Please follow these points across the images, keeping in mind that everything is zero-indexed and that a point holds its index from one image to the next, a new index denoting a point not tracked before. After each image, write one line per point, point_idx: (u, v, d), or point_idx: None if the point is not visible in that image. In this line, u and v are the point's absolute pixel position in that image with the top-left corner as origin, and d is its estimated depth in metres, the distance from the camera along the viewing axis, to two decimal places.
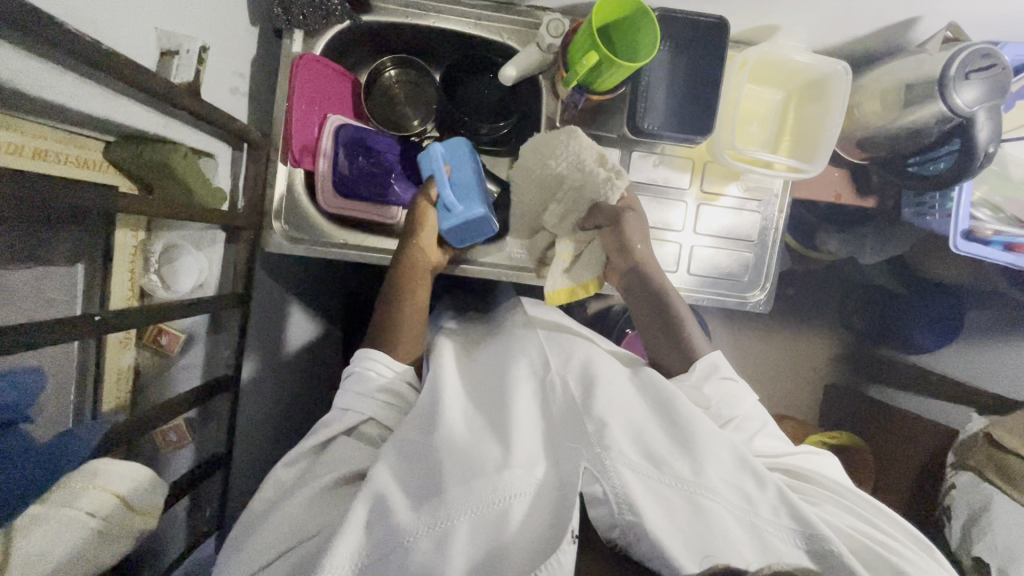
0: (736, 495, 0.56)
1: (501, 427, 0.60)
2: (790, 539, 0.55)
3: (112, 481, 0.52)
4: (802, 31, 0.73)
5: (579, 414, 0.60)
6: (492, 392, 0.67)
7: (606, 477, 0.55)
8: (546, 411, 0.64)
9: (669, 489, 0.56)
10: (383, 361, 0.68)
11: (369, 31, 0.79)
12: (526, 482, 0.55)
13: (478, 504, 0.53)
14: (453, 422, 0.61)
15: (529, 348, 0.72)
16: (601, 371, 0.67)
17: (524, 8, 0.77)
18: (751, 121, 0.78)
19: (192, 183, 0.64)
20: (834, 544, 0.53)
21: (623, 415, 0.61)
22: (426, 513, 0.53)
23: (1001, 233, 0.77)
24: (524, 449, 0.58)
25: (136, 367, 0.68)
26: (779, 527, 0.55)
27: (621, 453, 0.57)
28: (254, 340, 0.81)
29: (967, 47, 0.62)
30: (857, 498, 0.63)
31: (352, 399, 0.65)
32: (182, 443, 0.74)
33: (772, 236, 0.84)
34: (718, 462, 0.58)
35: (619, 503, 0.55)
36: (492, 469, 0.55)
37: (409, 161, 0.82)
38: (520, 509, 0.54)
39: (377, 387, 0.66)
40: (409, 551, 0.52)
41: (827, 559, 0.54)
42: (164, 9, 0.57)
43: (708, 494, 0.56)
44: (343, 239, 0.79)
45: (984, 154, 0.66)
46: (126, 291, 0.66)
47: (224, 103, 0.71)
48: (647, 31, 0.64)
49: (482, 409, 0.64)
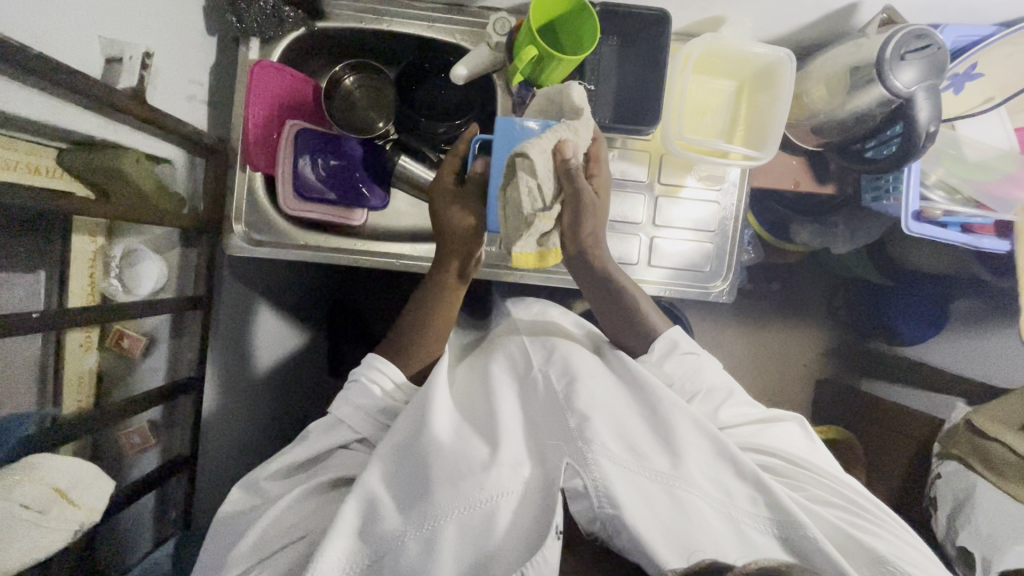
0: (715, 488, 0.58)
1: (489, 429, 0.61)
2: (769, 532, 0.56)
3: (50, 475, 0.53)
4: (748, 21, 0.74)
5: (561, 408, 0.61)
6: (478, 393, 0.68)
7: (587, 470, 0.55)
8: (531, 411, 0.64)
9: (648, 481, 0.57)
10: (387, 376, 0.67)
11: (325, 38, 0.81)
12: (514, 481, 0.56)
13: (463, 503, 0.54)
14: (441, 421, 0.61)
15: (513, 347, 0.73)
16: (583, 368, 0.67)
17: (475, 9, 0.79)
18: (703, 112, 0.78)
19: (146, 187, 0.66)
20: (809, 530, 0.55)
21: (606, 411, 0.61)
22: (414, 515, 0.54)
23: (952, 211, 0.76)
24: (512, 448, 0.59)
25: (99, 370, 0.69)
26: (757, 518, 0.57)
27: (603, 445, 0.57)
28: (236, 343, 0.85)
29: (900, 29, 0.62)
30: (836, 487, 0.65)
31: (350, 413, 0.65)
32: (147, 446, 0.75)
33: (732, 226, 0.84)
34: (698, 456, 0.59)
35: (599, 496, 0.55)
36: (478, 467, 0.56)
37: (374, 164, 0.84)
38: (506, 507, 0.55)
39: (376, 408, 0.65)
40: (401, 552, 0.53)
41: (806, 551, 0.55)
42: (107, 18, 0.59)
43: (687, 487, 0.57)
44: (303, 241, 0.80)
45: (926, 134, 0.66)
46: (86, 293, 0.67)
47: (181, 110, 0.73)
48: (587, 26, 0.65)
49: (468, 413, 0.65)
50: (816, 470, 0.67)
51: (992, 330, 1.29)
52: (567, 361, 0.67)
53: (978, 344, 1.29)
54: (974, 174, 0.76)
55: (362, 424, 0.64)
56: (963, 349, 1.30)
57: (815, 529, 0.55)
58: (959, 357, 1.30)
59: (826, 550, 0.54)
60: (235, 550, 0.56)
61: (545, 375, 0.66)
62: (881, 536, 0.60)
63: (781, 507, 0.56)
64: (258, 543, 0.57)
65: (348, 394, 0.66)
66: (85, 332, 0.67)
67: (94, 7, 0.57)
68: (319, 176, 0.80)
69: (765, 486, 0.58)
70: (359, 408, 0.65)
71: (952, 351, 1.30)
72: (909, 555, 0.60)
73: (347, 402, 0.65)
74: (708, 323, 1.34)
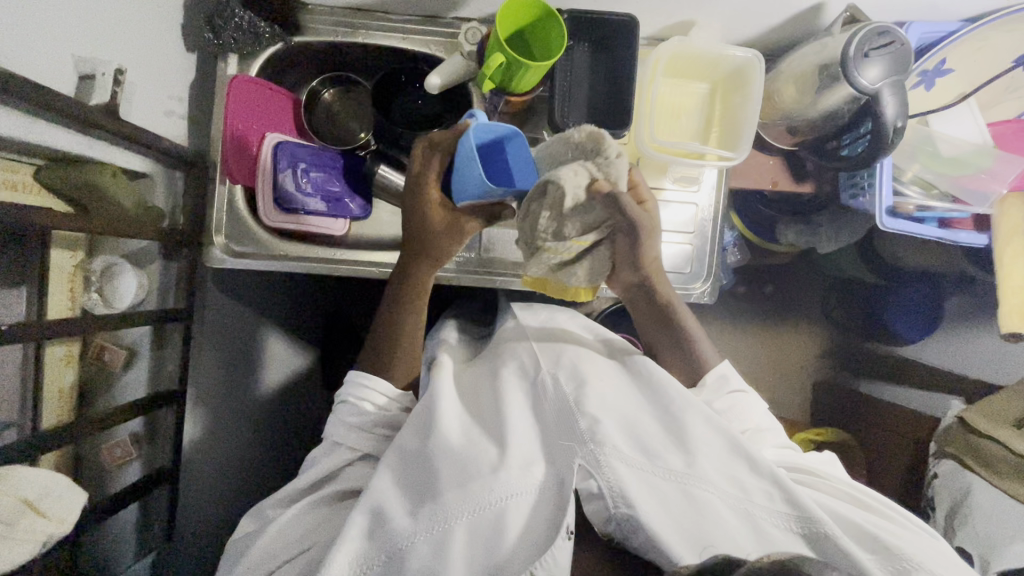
0: (731, 485, 0.56)
1: (496, 428, 0.61)
2: (785, 527, 0.55)
3: (19, 488, 0.54)
4: (716, 23, 0.75)
5: (570, 411, 0.60)
6: (486, 398, 0.66)
7: (599, 472, 0.55)
8: (542, 413, 0.63)
9: (661, 480, 0.56)
10: (376, 391, 0.67)
11: (303, 53, 0.82)
12: (525, 482, 0.55)
13: (472, 505, 0.54)
14: (449, 425, 0.60)
15: (521, 350, 0.71)
16: (593, 372, 0.66)
17: (448, 20, 0.80)
18: (678, 115, 0.79)
19: (124, 202, 0.67)
20: (828, 527, 0.53)
21: (616, 412, 0.61)
22: (424, 516, 0.54)
23: (925, 206, 0.77)
24: (521, 449, 0.58)
25: (79, 384, 0.69)
26: (773, 513, 0.55)
27: (613, 448, 0.57)
28: (232, 353, 0.87)
29: (862, 27, 0.63)
30: (861, 491, 0.62)
31: (346, 433, 0.65)
32: (129, 458, 0.76)
33: (711, 227, 0.84)
34: (712, 453, 0.58)
35: (613, 496, 0.55)
36: (487, 470, 0.55)
37: (353, 173, 0.85)
38: (517, 509, 0.54)
39: (372, 423, 0.65)
40: (411, 553, 0.53)
41: (824, 546, 0.53)
42: (81, 36, 0.60)
43: (702, 485, 0.56)
44: (284, 252, 0.81)
45: (894, 130, 0.66)
46: (64, 304, 0.66)
47: (160, 126, 0.74)
48: (554, 32, 0.66)
49: (478, 416, 0.64)
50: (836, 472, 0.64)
51: (987, 326, 1.28)
52: (575, 366, 0.66)
53: (971, 341, 1.28)
54: (949, 168, 0.76)
55: (361, 442, 0.64)
56: (957, 346, 1.29)
57: (835, 525, 0.53)
58: (953, 354, 1.29)
59: (844, 546, 0.52)
60: (241, 561, 0.58)
61: (554, 380, 0.64)
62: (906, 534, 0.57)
63: (798, 503, 0.55)
64: (265, 554, 0.58)
65: (340, 416, 0.66)
66: (65, 346, 0.67)
67: (68, 27, 0.58)
68: (300, 187, 0.79)
69: (782, 483, 0.56)
70: (352, 425, 0.65)
71: (947, 349, 1.29)
72: (937, 557, 0.56)
73: (340, 424, 0.65)
74: (700, 327, 1.33)
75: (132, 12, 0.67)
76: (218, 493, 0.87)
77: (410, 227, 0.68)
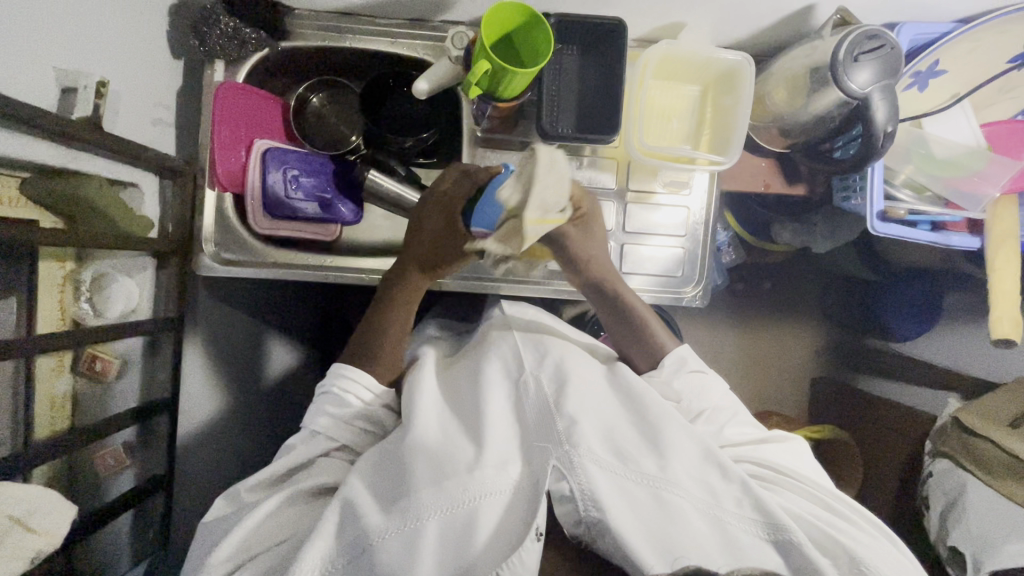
0: (702, 490, 0.58)
1: (474, 426, 0.61)
2: (750, 534, 0.56)
3: (7, 503, 0.55)
4: (707, 24, 0.74)
5: (549, 412, 0.61)
6: (464, 395, 0.66)
7: (573, 473, 0.55)
8: (522, 413, 0.62)
9: (634, 484, 0.57)
10: (361, 384, 0.66)
11: (291, 58, 0.82)
12: (499, 481, 0.56)
13: (445, 502, 0.54)
14: (426, 425, 0.61)
15: (504, 346, 0.70)
16: (575, 371, 0.65)
17: (436, 24, 0.80)
18: (669, 117, 0.78)
19: (112, 214, 0.68)
20: (794, 534, 0.55)
21: (594, 414, 0.61)
22: (396, 515, 0.54)
23: (917, 211, 0.75)
24: (498, 448, 0.58)
25: (72, 393, 0.70)
26: (742, 520, 0.57)
27: (588, 449, 0.57)
28: (222, 358, 0.87)
29: (853, 31, 0.62)
30: (829, 497, 0.63)
31: (328, 423, 0.64)
32: (122, 466, 0.76)
33: (702, 230, 0.84)
34: (686, 458, 0.59)
35: (584, 499, 0.55)
36: (463, 468, 0.56)
37: (342, 177, 0.84)
38: (489, 509, 0.55)
39: (355, 416, 0.66)
40: (380, 551, 0.53)
41: (788, 550, 0.55)
42: (63, 47, 0.59)
43: (673, 489, 0.56)
44: (272, 259, 0.80)
45: (884, 134, 0.65)
46: (57, 319, 0.66)
47: (147, 135, 0.74)
48: (541, 38, 0.66)
49: (457, 414, 0.64)
50: (806, 479, 0.65)
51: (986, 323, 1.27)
52: (560, 365, 0.66)
53: (969, 338, 1.27)
54: (941, 170, 0.76)
55: (341, 432, 0.64)
56: (957, 344, 1.28)
57: (801, 534, 0.55)
58: (952, 352, 1.28)
59: (806, 552, 0.55)
60: (215, 551, 0.56)
61: (535, 380, 0.64)
62: (865, 540, 0.59)
63: (766, 511, 0.56)
64: (241, 545, 0.57)
65: (322, 405, 0.66)
66: (55, 356, 0.68)
67: (49, 40, 0.57)
68: (289, 193, 0.80)
69: (751, 489, 0.57)
70: (337, 418, 0.65)
71: (946, 347, 1.28)
72: (892, 565, 0.58)
73: (323, 413, 0.65)
74: (699, 326, 1.32)
75: (116, 22, 0.66)
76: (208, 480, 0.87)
77: (423, 237, 0.70)
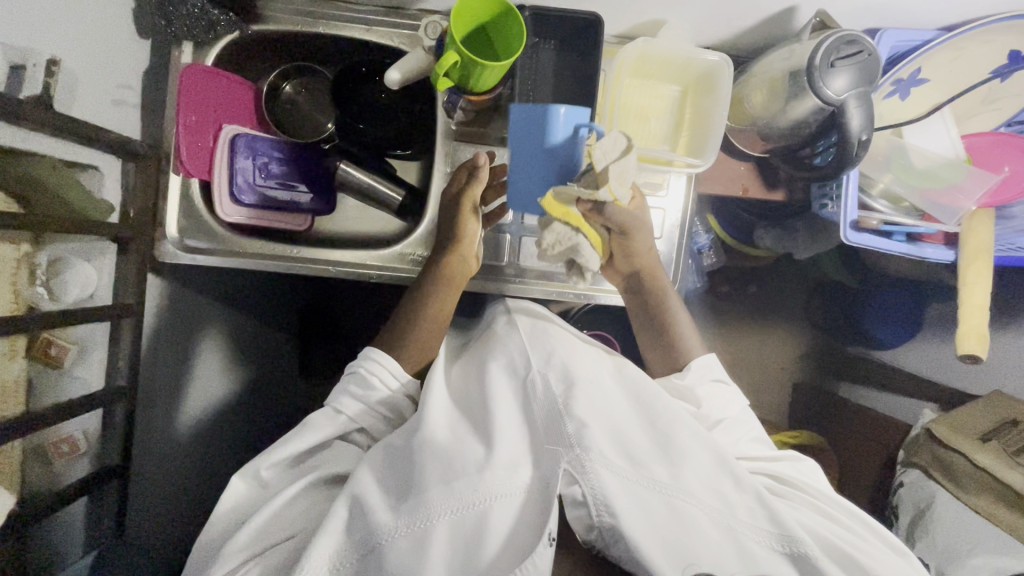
0: (714, 499, 0.57)
1: (481, 424, 0.60)
2: (764, 545, 0.56)
3: None
4: (687, 23, 0.73)
5: (557, 413, 0.59)
6: (472, 393, 0.64)
7: (585, 477, 0.54)
8: (530, 413, 0.60)
9: (646, 490, 0.55)
10: (386, 370, 0.67)
11: (262, 42, 0.80)
12: (509, 483, 0.55)
13: (457, 504, 0.53)
14: (435, 423, 0.60)
15: (510, 344, 0.67)
16: (585, 371, 0.63)
17: (411, 12, 0.77)
18: (646, 117, 0.76)
19: (68, 195, 0.65)
20: (809, 547, 0.55)
21: (605, 417, 0.59)
22: (404, 513, 0.54)
23: (892, 221, 0.75)
24: (510, 448, 0.57)
25: (27, 378, 0.66)
26: (756, 530, 0.56)
27: (601, 454, 0.55)
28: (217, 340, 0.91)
29: (832, 34, 0.61)
30: (836, 506, 0.64)
31: (349, 403, 0.65)
32: (77, 454, 0.74)
33: (678, 233, 0.82)
34: (699, 466, 0.57)
35: (597, 505, 0.54)
36: (474, 469, 0.55)
37: (311, 166, 0.84)
38: (500, 511, 0.54)
39: (378, 400, 0.66)
40: (388, 550, 0.53)
41: (800, 561, 0.55)
42: (12, 23, 0.57)
43: (686, 498, 0.55)
44: (235, 244, 0.80)
45: (859, 142, 0.64)
46: (12, 303, 0.62)
47: (109, 117, 0.72)
48: (514, 32, 0.64)
49: (465, 412, 0.62)
50: (813, 492, 0.65)
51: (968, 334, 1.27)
52: (567, 364, 0.63)
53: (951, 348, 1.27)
54: (920, 180, 0.75)
55: (361, 416, 0.65)
56: (938, 353, 1.28)
57: (814, 546, 0.55)
58: (933, 361, 1.28)
59: (821, 566, 0.54)
60: (228, 545, 0.56)
61: (542, 380, 0.62)
62: (874, 551, 0.59)
63: (780, 523, 0.56)
64: (257, 533, 0.57)
65: (347, 385, 0.67)
66: (11, 340, 0.64)
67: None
68: (260, 180, 0.80)
69: (765, 500, 0.57)
70: (357, 399, 0.66)
71: (928, 356, 1.28)
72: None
73: (346, 394, 0.66)
74: None
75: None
76: (182, 467, 0.89)
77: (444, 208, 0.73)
